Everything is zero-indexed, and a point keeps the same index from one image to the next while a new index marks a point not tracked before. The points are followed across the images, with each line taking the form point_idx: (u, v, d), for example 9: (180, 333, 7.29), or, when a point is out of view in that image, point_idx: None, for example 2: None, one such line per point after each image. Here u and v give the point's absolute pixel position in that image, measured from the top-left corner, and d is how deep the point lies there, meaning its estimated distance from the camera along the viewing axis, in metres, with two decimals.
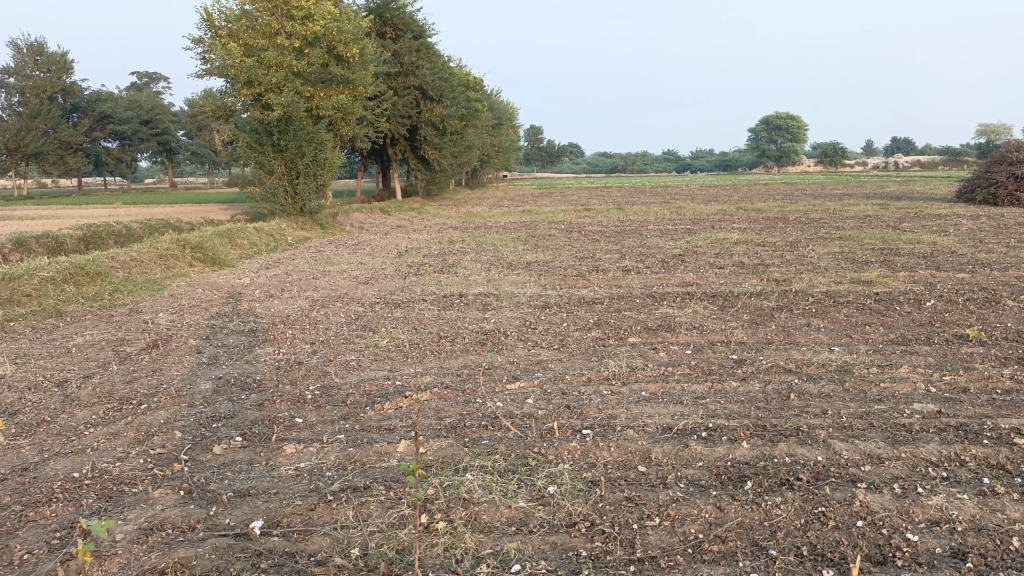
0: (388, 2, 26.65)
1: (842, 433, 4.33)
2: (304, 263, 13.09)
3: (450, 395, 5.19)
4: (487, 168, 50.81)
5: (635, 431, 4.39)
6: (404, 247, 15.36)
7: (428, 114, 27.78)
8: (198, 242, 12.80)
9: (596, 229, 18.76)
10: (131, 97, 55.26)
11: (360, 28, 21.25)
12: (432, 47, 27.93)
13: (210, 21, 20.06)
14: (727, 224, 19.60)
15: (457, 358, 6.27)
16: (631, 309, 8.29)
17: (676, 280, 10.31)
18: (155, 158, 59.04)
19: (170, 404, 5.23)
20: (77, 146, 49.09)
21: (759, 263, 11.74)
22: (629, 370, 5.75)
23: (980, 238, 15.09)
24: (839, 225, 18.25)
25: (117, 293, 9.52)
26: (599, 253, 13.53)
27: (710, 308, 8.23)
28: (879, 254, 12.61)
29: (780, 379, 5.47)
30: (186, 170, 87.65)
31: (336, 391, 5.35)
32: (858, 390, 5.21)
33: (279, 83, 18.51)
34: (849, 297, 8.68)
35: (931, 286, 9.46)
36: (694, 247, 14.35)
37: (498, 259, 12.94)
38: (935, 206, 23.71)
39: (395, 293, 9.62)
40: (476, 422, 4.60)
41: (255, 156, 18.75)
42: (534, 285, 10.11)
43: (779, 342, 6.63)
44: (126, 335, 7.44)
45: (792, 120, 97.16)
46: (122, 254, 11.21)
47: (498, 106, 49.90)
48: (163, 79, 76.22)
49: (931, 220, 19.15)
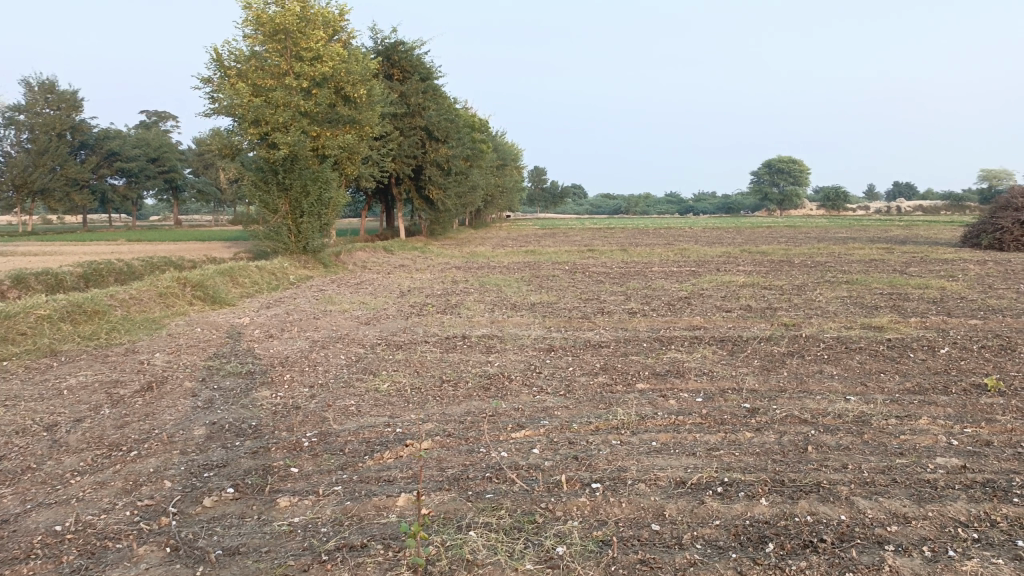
0: (395, 45, 26.96)
1: (865, 490, 4.12)
2: (306, 302, 12.94)
3: (453, 444, 4.99)
4: (491, 208, 50.98)
5: (647, 485, 4.19)
6: (407, 287, 15.23)
7: (433, 155, 27.91)
8: (199, 281, 12.68)
9: (600, 270, 18.62)
10: (139, 136, 55.82)
11: (368, 70, 21.43)
12: (438, 89, 28.18)
13: (220, 61, 20.19)
14: (733, 266, 19.48)
15: (460, 403, 6.06)
16: (639, 354, 8.10)
17: (683, 323, 10.13)
18: (161, 196, 59.38)
19: (161, 451, 5.03)
20: (84, 183, 49.36)
21: (766, 307, 11.57)
22: (638, 418, 5.54)
23: (990, 283, 14.93)
24: (845, 269, 18.12)
25: (114, 333, 9.36)
26: (604, 295, 13.37)
27: (719, 353, 8.04)
28: (887, 299, 12.44)
29: (796, 430, 5.26)
30: (192, 207, 88.20)
31: (334, 438, 5.15)
32: (878, 442, 5.00)
33: (286, 122, 18.58)
34: (861, 343, 8.49)
35: (943, 332, 9.27)
36: (700, 289, 14.21)
37: (501, 300, 12.79)
38: (941, 251, 23.59)
39: (396, 335, 9.45)
40: (480, 474, 4.39)
41: (259, 195, 18.82)
42: (538, 327, 9.94)
43: (792, 390, 6.42)
44: (120, 376, 7.25)
45: (793, 164, 97.77)
46: (121, 292, 11.09)
47: (502, 147, 50.33)
48: (171, 118, 77.07)
49: (938, 265, 19.02)
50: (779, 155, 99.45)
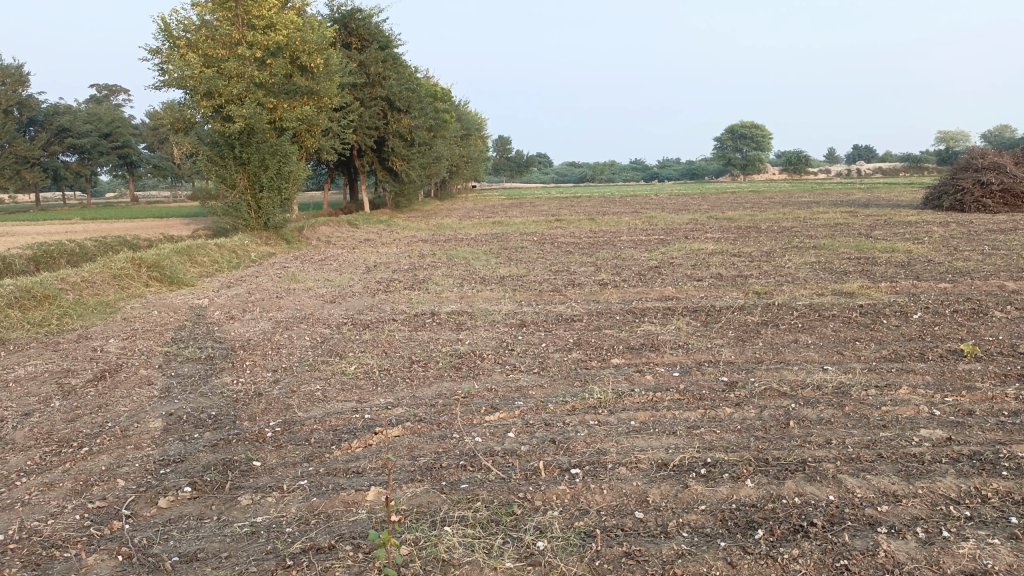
0: (353, 12, 26.20)
1: (851, 468, 4.01)
2: (268, 280, 12.56)
3: (424, 430, 4.77)
4: (456, 179, 50.42)
5: (629, 469, 4.02)
6: (373, 263, 14.89)
7: (396, 125, 27.32)
8: (155, 261, 12.21)
9: (568, 240, 18.44)
10: (90, 111, 54.02)
11: (324, 38, 20.82)
12: (398, 58, 27.52)
13: (167, 32, 19.41)
14: (701, 233, 19.43)
15: (431, 386, 5.84)
16: (612, 327, 7.94)
17: (655, 294, 9.99)
18: (116, 172, 57.71)
19: (113, 447, 4.73)
20: (34, 161, 47.72)
21: (737, 275, 11.47)
22: (615, 396, 5.38)
23: (955, 245, 15.05)
24: (812, 234, 18.18)
25: (66, 318, 8.93)
26: (574, 266, 13.18)
27: (693, 324, 7.91)
28: (856, 263, 12.43)
29: (776, 403, 5.14)
30: (149, 184, 86.10)
31: (298, 427, 4.90)
32: (860, 415, 4.89)
33: (240, 94, 17.91)
34: (834, 310, 8.42)
35: (914, 297, 9.24)
36: (670, 258, 14.08)
37: (469, 274, 12.53)
38: (904, 214, 23.80)
39: (363, 313, 9.16)
40: (453, 462, 4.19)
41: (216, 169, 18.09)
42: (509, 301, 9.72)
43: (769, 361, 6.32)
44: (72, 365, 6.89)
45: (756, 129, 98.07)
46: (72, 275, 10.62)
47: (465, 117, 49.68)
48: (123, 92, 74.73)
49: (903, 228, 19.16)
50: (743, 121, 99.79)
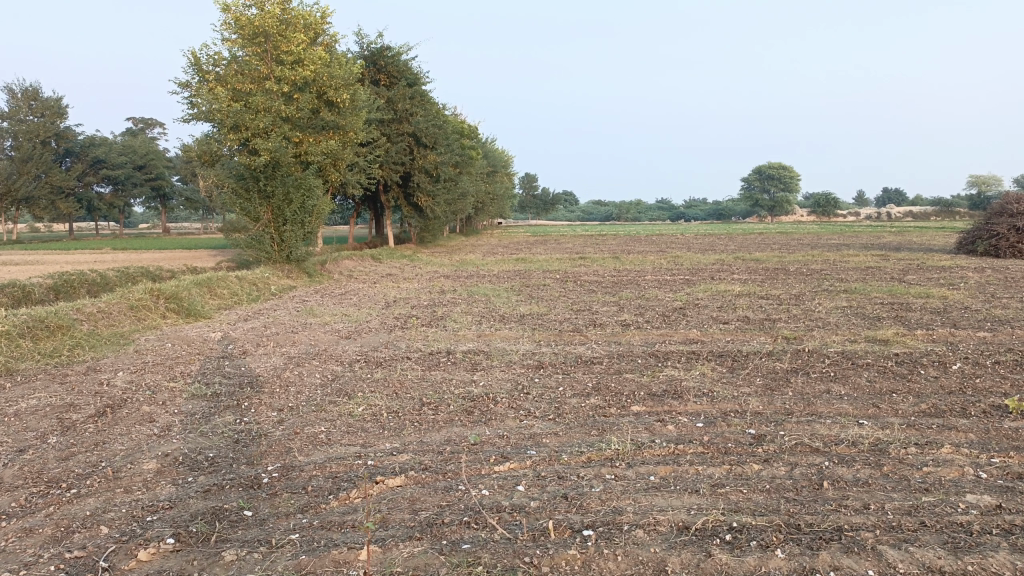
0: (382, 50, 26.51)
1: (893, 537, 3.65)
2: (286, 314, 12.42)
3: (428, 480, 4.48)
4: (482, 216, 50.53)
5: (647, 532, 3.70)
6: (392, 298, 14.72)
7: (422, 161, 27.39)
8: (172, 292, 12.12)
9: (591, 279, 18.17)
10: (126, 142, 55.19)
11: (352, 74, 21.05)
12: (426, 95, 27.74)
13: (198, 66, 19.72)
14: (727, 274, 19.07)
15: (441, 431, 5.55)
16: (633, 371, 7.61)
17: (680, 337, 9.66)
18: (149, 203, 58.64)
19: (102, 490, 4.49)
20: (69, 191, 48.69)
21: (765, 319, 11.11)
22: (634, 448, 5.05)
23: (992, 292, 14.54)
24: (841, 277, 17.74)
25: (77, 350, 8.79)
26: (597, 306, 12.88)
27: (718, 370, 7.56)
28: (889, 309, 12.02)
29: (808, 461, 4.78)
30: (180, 216, 87.54)
31: (297, 473, 4.63)
32: (899, 476, 4.52)
33: (266, 127, 18.09)
34: (867, 359, 8.02)
35: (952, 346, 8.82)
36: (695, 299, 13.74)
37: (489, 312, 12.29)
38: (936, 258, 23.24)
39: (377, 350, 8.93)
40: (457, 518, 3.89)
41: (240, 203, 18.16)
42: (527, 341, 9.44)
43: (800, 413, 5.95)
44: (75, 399, 6.71)
45: (784, 171, 97.49)
46: (89, 305, 10.54)
47: (492, 154, 49.96)
48: (158, 125, 76.33)
49: (936, 272, 18.66)
50: (771, 163, 99.45)
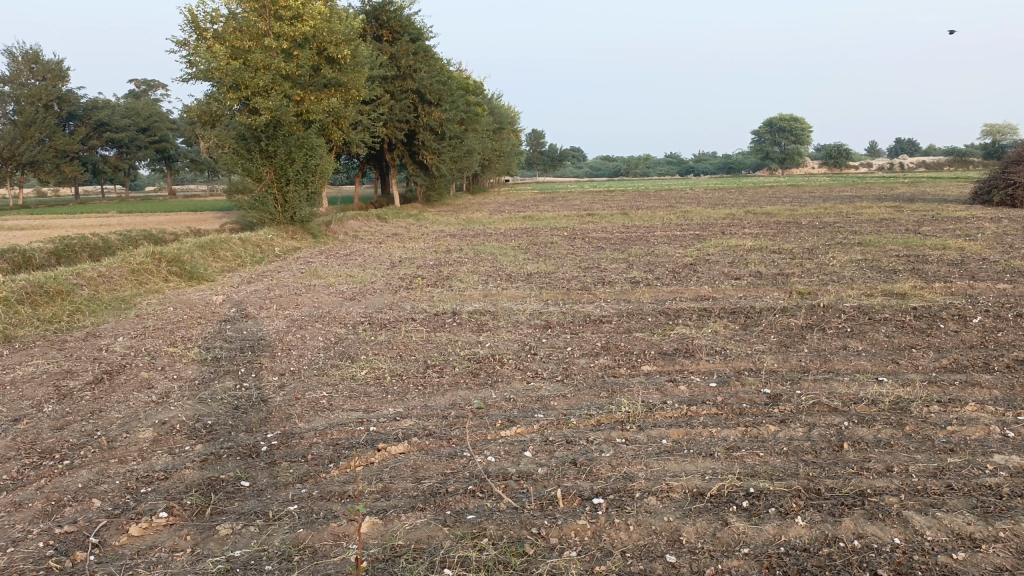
0: (385, 4, 25.80)
1: (919, 502, 3.46)
2: (290, 276, 12.24)
3: (432, 447, 4.31)
4: (488, 173, 49.98)
5: (659, 499, 3.53)
6: (398, 258, 14.52)
7: (426, 119, 26.91)
8: (174, 255, 11.94)
9: (600, 235, 17.89)
10: (128, 104, 54.60)
11: (352, 29, 20.54)
12: (429, 50, 27.13)
13: (195, 23, 19.25)
14: (738, 229, 18.73)
15: (445, 394, 5.39)
16: (643, 330, 7.41)
17: (691, 293, 9.43)
18: (154, 166, 58.30)
19: (95, 461, 4.35)
20: (74, 155, 48.38)
21: (778, 273, 10.84)
22: (645, 410, 4.87)
23: (1010, 242, 14.18)
24: (855, 229, 17.40)
25: (77, 315, 8.65)
26: (605, 263, 12.64)
27: (731, 328, 7.35)
28: (904, 261, 11.71)
29: (827, 421, 4.59)
30: (186, 178, 87.29)
31: (297, 440, 4.48)
32: (923, 436, 4.33)
33: (266, 86, 17.67)
34: (885, 313, 7.78)
35: (972, 298, 8.57)
36: (706, 255, 13.46)
37: (496, 270, 12.08)
38: (950, 208, 22.78)
39: (381, 312, 8.76)
40: (461, 486, 3.74)
41: (242, 162, 17.83)
42: (535, 300, 9.24)
43: (816, 371, 5.75)
44: (73, 366, 6.58)
45: (795, 123, 95.78)
46: (89, 269, 10.39)
47: (500, 110, 49.20)
48: (161, 87, 75.50)
49: (952, 223, 18.26)
50: (782, 115, 97.72)
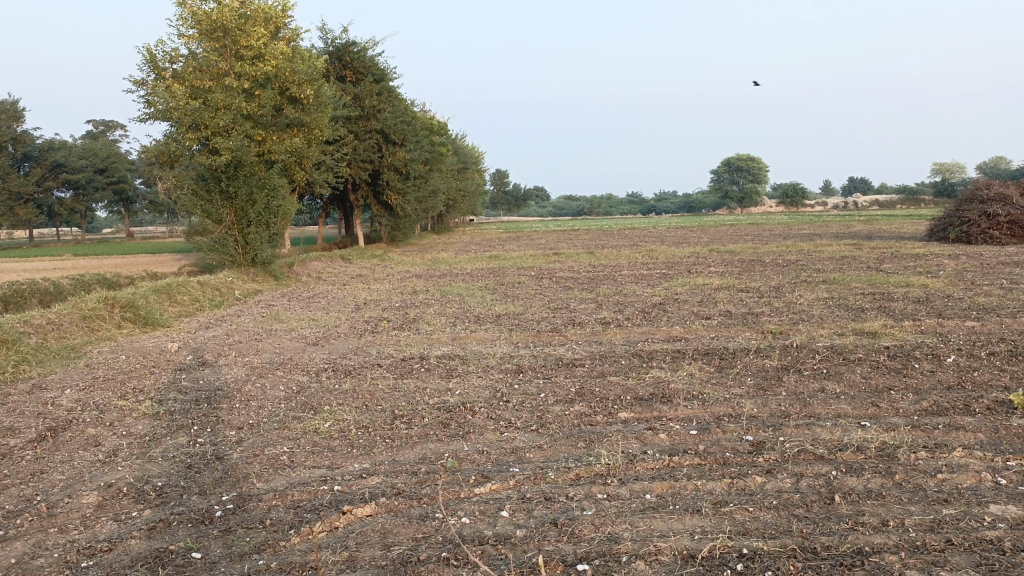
0: (348, 46, 25.88)
1: (921, 560, 3.28)
2: (250, 321, 11.86)
3: (401, 508, 4.03)
4: (452, 212, 49.97)
5: (647, 563, 3.30)
6: (363, 300, 14.22)
7: (391, 159, 26.79)
8: (129, 300, 11.48)
9: (567, 275, 17.80)
10: (86, 146, 53.61)
11: (315, 69, 20.47)
12: (394, 91, 27.17)
13: (153, 63, 18.96)
14: (703, 268, 18.79)
15: (414, 448, 5.11)
16: (617, 373, 7.21)
17: (662, 334, 9.30)
18: (112, 208, 57.13)
19: (32, 531, 3.97)
20: (28, 197, 47.24)
21: (747, 313, 10.78)
22: (625, 461, 4.64)
23: (970, 279, 14.38)
24: (818, 267, 17.57)
25: (22, 365, 8.18)
26: (574, 304, 12.49)
27: (706, 370, 7.19)
28: (870, 299, 11.74)
29: (814, 471, 4.41)
30: (144, 220, 85.90)
31: (254, 504, 4.15)
32: (913, 485, 4.18)
33: (227, 126, 17.39)
34: (860, 353, 7.70)
35: (942, 337, 8.56)
36: (675, 294, 13.40)
37: (464, 312, 11.84)
38: (909, 246, 23.19)
39: (346, 357, 8.45)
40: (434, 553, 3.46)
41: (201, 205, 17.33)
42: (504, 343, 9.01)
43: (797, 416, 5.59)
44: (14, 422, 6.15)
45: (753, 163, 98.04)
46: (37, 317, 9.91)
47: (463, 150, 49.42)
48: (120, 128, 74.54)
49: (912, 260, 18.55)
50: (740, 155, 99.94)
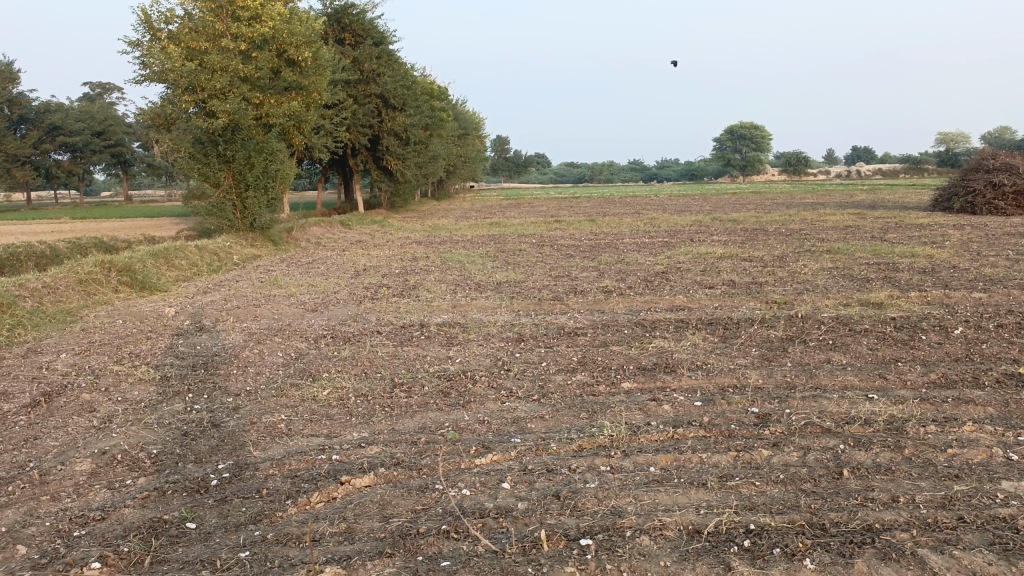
0: (347, 7, 25.39)
1: (932, 538, 3.20)
2: (248, 286, 11.73)
3: (401, 478, 3.95)
4: (453, 178, 49.62)
5: (652, 538, 3.23)
6: (363, 266, 14.08)
7: (391, 123, 26.45)
8: (126, 264, 11.35)
9: (568, 243, 17.63)
10: (83, 108, 52.99)
11: (313, 31, 20.08)
12: (393, 54, 26.73)
13: (148, 23, 18.59)
14: (705, 236, 18.62)
15: (414, 417, 5.02)
16: (620, 343, 7.11)
17: (665, 303, 9.18)
18: (110, 171, 56.72)
19: (24, 499, 3.89)
20: (25, 159, 46.87)
21: (751, 282, 10.65)
22: (628, 433, 4.56)
23: (976, 250, 14.23)
24: (822, 236, 17.41)
25: (18, 329, 8.08)
26: (575, 272, 12.36)
27: (711, 340, 7.09)
28: (875, 269, 11.61)
29: (822, 444, 4.32)
30: (143, 184, 85.48)
31: (251, 473, 4.07)
32: (924, 460, 4.09)
33: (224, 88, 17.08)
34: (866, 324, 7.59)
35: (949, 308, 8.45)
36: (677, 263, 13.27)
37: (464, 279, 11.71)
38: (913, 216, 22.98)
39: (345, 324, 8.35)
40: (434, 526, 3.38)
41: (199, 167, 17.15)
42: (506, 311, 8.90)
43: (803, 388, 5.49)
44: (9, 387, 6.06)
45: (756, 131, 97.21)
46: (32, 280, 9.79)
47: (464, 115, 48.90)
48: (117, 91, 73.80)
49: (917, 230, 18.38)
50: (743, 123, 99.03)
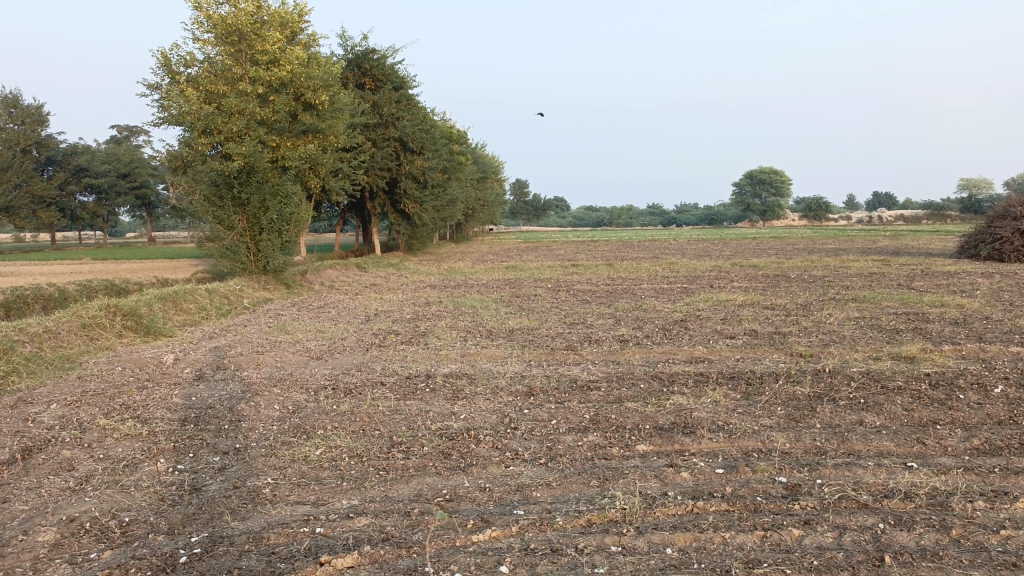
0: (367, 52, 25.64)
1: None
2: (255, 331, 11.47)
3: (388, 558, 3.55)
4: (472, 222, 49.64)
5: None
6: (374, 311, 13.80)
7: (408, 167, 26.43)
8: (131, 308, 11.14)
9: (584, 288, 17.28)
10: (109, 150, 53.86)
11: (331, 76, 20.21)
12: (413, 99, 26.88)
13: (168, 66, 18.76)
14: (725, 282, 18.19)
15: (410, 482, 4.63)
16: (636, 399, 6.69)
17: (684, 354, 8.75)
18: (134, 213, 57.39)
19: None
20: (51, 201, 47.52)
21: (774, 332, 10.21)
22: (642, 505, 4.13)
23: (1008, 299, 13.69)
24: (846, 283, 16.93)
25: (11, 376, 7.82)
26: (590, 319, 11.97)
27: (733, 397, 6.65)
28: (904, 320, 11.11)
29: (859, 523, 3.88)
30: (166, 226, 86.60)
31: (224, 548, 3.70)
32: (974, 543, 3.63)
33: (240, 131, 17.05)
34: (898, 381, 7.12)
35: (987, 364, 7.94)
36: (697, 311, 12.85)
37: (476, 326, 11.36)
38: (940, 263, 22.38)
39: (348, 374, 7.99)
40: None
41: (213, 210, 17.10)
42: (516, 361, 8.52)
43: (835, 454, 5.04)
44: None
45: (776, 176, 96.96)
46: (33, 324, 9.57)
47: (483, 159, 49.09)
48: (144, 134, 75.32)
49: (944, 278, 17.85)
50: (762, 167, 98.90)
